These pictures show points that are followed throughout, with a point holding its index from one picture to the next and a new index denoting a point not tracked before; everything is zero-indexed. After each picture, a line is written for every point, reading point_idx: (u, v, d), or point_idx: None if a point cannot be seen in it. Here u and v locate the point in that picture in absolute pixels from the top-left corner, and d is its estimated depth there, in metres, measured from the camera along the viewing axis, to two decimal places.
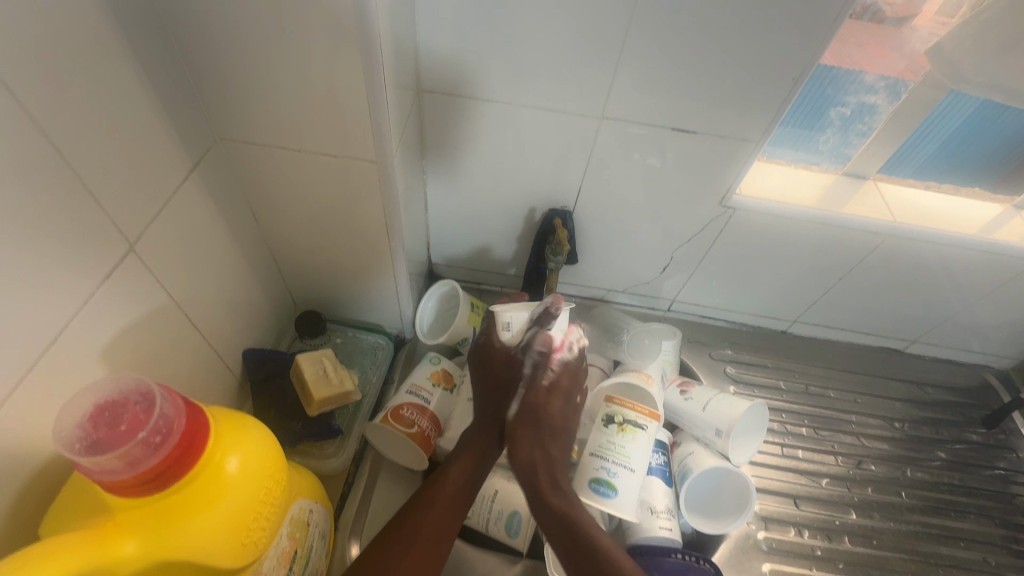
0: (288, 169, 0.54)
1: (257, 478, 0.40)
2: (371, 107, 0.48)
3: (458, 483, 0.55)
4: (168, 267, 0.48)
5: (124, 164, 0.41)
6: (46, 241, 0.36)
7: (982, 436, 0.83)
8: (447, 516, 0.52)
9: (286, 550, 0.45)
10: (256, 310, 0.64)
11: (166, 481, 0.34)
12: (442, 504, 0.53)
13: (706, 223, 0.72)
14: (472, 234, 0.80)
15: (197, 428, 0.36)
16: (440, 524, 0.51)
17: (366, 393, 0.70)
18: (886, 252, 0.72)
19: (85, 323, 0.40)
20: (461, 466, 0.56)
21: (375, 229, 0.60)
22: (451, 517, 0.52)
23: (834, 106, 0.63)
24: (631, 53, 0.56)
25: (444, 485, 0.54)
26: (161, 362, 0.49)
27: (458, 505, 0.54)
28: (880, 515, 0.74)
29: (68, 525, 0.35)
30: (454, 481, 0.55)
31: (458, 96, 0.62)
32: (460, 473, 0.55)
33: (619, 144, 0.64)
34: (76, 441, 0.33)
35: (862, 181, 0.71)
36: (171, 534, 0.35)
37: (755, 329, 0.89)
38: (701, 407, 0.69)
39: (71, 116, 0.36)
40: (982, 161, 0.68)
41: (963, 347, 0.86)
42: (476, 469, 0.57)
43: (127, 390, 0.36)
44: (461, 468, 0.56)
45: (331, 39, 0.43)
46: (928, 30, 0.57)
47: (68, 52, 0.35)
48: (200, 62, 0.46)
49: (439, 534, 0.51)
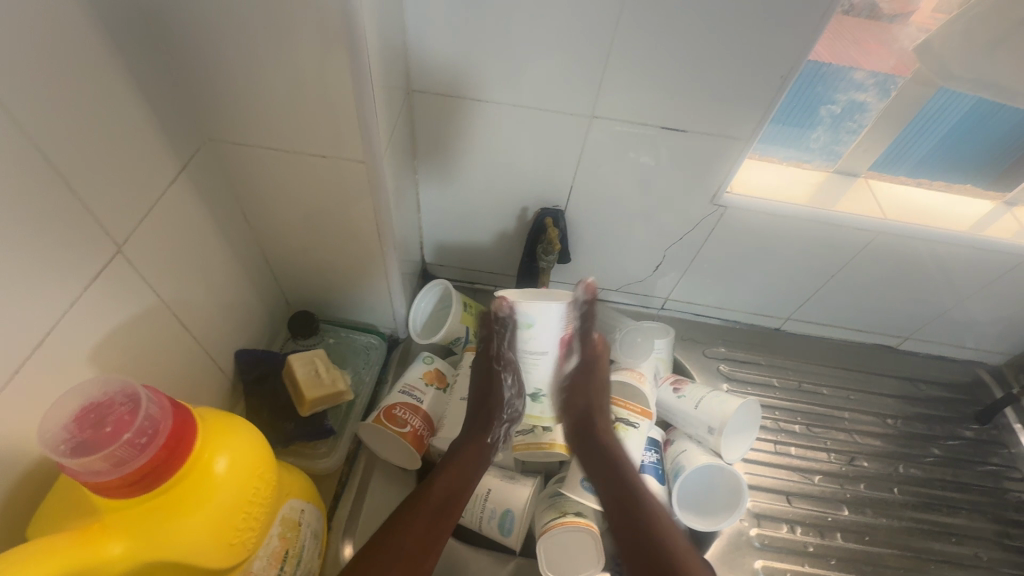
0: (278, 170, 0.55)
1: (246, 479, 0.40)
2: (360, 108, 0.48)
3: (446, 492, 0.56)
4: (158, 270, 0.48)
5: (111, 167, 0.41)
6: (33, 243, 0.36)
7: (975, 432, 0.84)
8: (430, 529, 0.53)
9: (277, 550, 0.45)
10: (248, 310, 0.65)
11: (153, 483, 0.35)
12: (422, 517, 0.53)
13: (698, 222, 0.72)
14: (465, 234, 0.80)
15: (184, 430, 0.36)
16: (422, 537, 0.52)
17: (359, 393, 0.71)
18: (876, 249, 0.72)
19: (73, 325, 0.40)
20: (451, 473, 0.57)
21: (367, 230, 0.60)
22: (439, 525, 0.54)
23: (824, 104, 0.63)
24: (620, 52, 0.56)
25: (429, 499, 0.55)
26: (150, 363, 0.49)
27: (445, 513, 0.55)
28: (872, 511, 0.74)
29: (53, 527, 0.35)
30: (442, 491, 0.56)
31: (449, 96, 0.62)
32: (445, 486, 0.56)
33: (611, 143, 0.64)
34: (61, 443, 0.33)
35: (854, 179, 0.72)
36: (158, 535, 0.35)
37: (749, 327, 0.89)
38: (694, 404, 0.69)
39: (56, 118, 0.36)
40: (975, 158, 0.68)
41: (957, 343, 0.87)
42: (463, 478, 0.57)
43: (112, 391, 0.36)
44: (445, 481, 0.56)
45: (319, 39, 0.43)
46: (920, 27, 0.57)
47: (53, 53, 0.35)
48: (188, 65, 0.46)
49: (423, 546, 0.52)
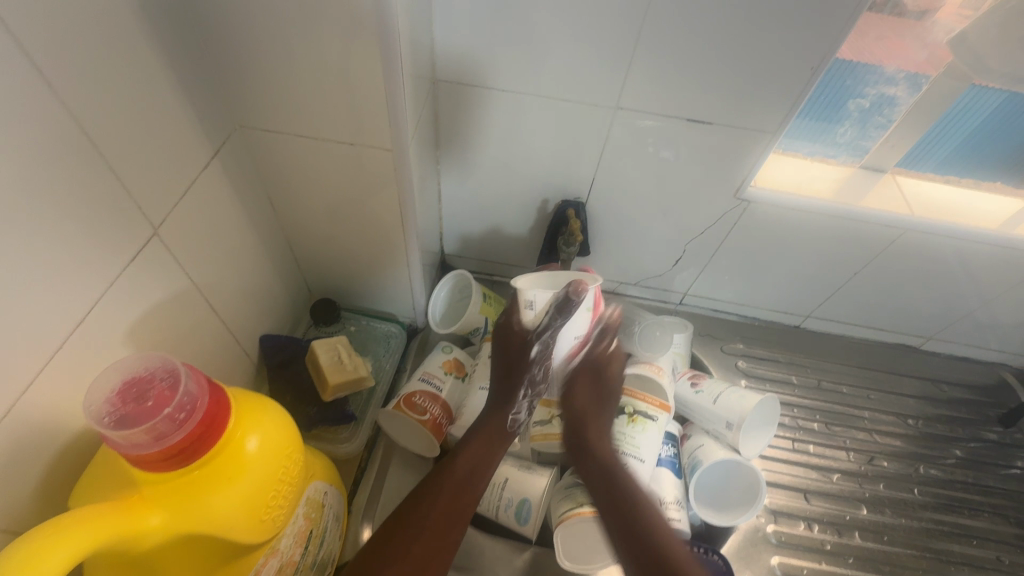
0: (306, 157, 0.55)
1: (276, 458, 0.41)
2: (388, 97, 0.48)
3: (470, 466, 0.56)
4: (190, 253, 0.49)
5: (149, 152, 0.42)
6: (77, 224, 0.37)
7: (998, 435, 0.82)
8: (456, 501, 0.53)
9: (302, 530, 0.47)
10: (273, 297, 0.66)
11: (189, 457, 0.36)
12: (450, 488, 0.54)
13: (720, 216, 0.71)
14: (485, 226, 0.81)
15: (219, 407, 0.37)
16: (450, 506, 0.53)
17: (380, 380, 0.72)
18: (902, 247, 0.71)
19: (109, 306, 0.41)
20: (472, 452, 0.57)
21: (390, 219, 0.61)
22: (464, 495, 0.54)
23: (852, 98, 0.62)
24: (646, 46, 0.56)
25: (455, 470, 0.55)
26: (180, 345, 0.50)
27: (471, 486, 0.55)
28: (892, 511, 0.73)
29: (97, 496, 0.36)
30: (465, 465, 0.56)
31: (472, 87, 0.62)
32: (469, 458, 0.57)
33: (635, 136, 0.64)
34: (105, 416, 0.34)
35: (880, 174, 0.71)
36: (193, 510, 0.36)
37: (768, 324, 0.88)
38: (712, 400, 0.69)
39: (98, 100, 0.37)
40: (1009, 155, 0.66)
41: (981, 345, 0.85)
42: (484, 458, 0.57)
43: (152, 367, 0.37)
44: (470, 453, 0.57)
45: (350, 29, 0.44)
46: (951, 21, 0.56)
47: (95, 42, 0.36)
48: (222, 54, 0.47)
49: (450, 516, 0.52)
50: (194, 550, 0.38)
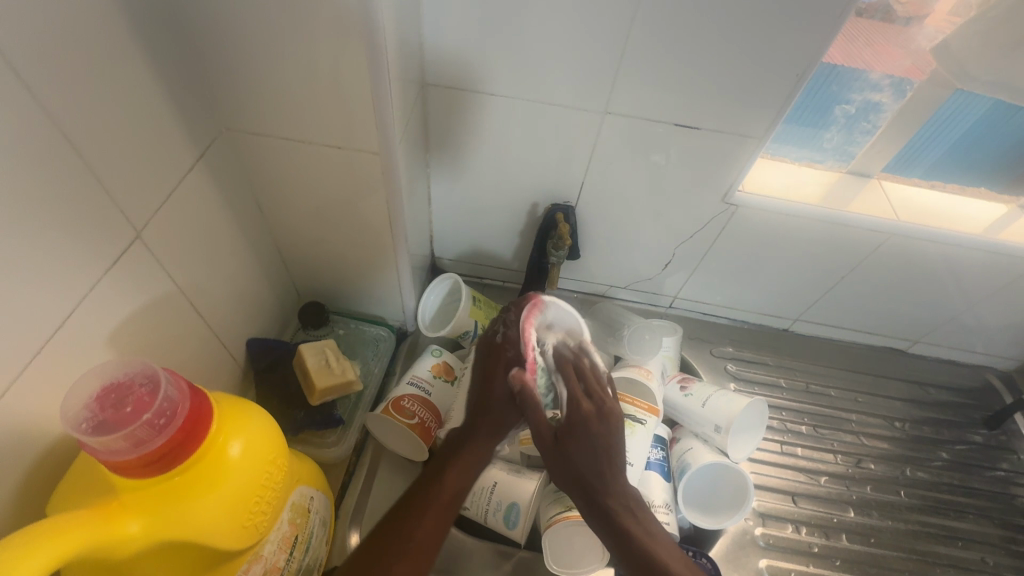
0: (292, 160, 0.55)
1: (259, 463, 0.40)
2: (376, 100, 0.48)
3: (454, 490, 0.53)
4: (174, 257, 0.49)
5: (132, 155, 0.42)
6: (57, 228, 0.37)
7: (984, 437, 0.83)
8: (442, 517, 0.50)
9: (287, 535, 0.46)
10: (260, 300, 0.65)
11: (170, 463, 0.35)
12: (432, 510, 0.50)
13: (709, 220, 0.72)
14: (475, 230, 0.81)
15: (201, 412, 0.37)
16: (433, 531, 0.49)
17: (368, 383, 0.71)
18: (888, 251, 0.72)
19: (90, 311, 0.40)
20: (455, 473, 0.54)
21: (378, 223, 0.61)
22: (448, 515, 0.51)
23: (838, 104, 0.63)
24: (634, 51, 0.56)
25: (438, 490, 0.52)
26: (163, 349, 0.49)
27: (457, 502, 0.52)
28: (879, 514, 0.74)
29: (74, 504, 0.36)
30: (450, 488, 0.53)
31: (461, 90, 0.62)
32: (453, 481, 0.53)
33: (623, 141, 0.65)
34: (83, 422, 0.34)
35: (867, 180, 0.71)
36: (173, 516, 0.35)
37: (757, 327, 0.89)
38: (700, 403, 0.69)
39: (80, 103, 0.37)
40: (994, 160, 0.67)
41: (967, 348, 0.86)
42: (467, 477, 0.54)
43: (132, 371, 0.37)
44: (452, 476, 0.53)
45: (336, 33, 0.44)
46: (937, 28, 0.57)
47: (77, 45, 0.36)
48: (208, 56, 0.47)
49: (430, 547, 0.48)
50: (175, 555, 0.38)
